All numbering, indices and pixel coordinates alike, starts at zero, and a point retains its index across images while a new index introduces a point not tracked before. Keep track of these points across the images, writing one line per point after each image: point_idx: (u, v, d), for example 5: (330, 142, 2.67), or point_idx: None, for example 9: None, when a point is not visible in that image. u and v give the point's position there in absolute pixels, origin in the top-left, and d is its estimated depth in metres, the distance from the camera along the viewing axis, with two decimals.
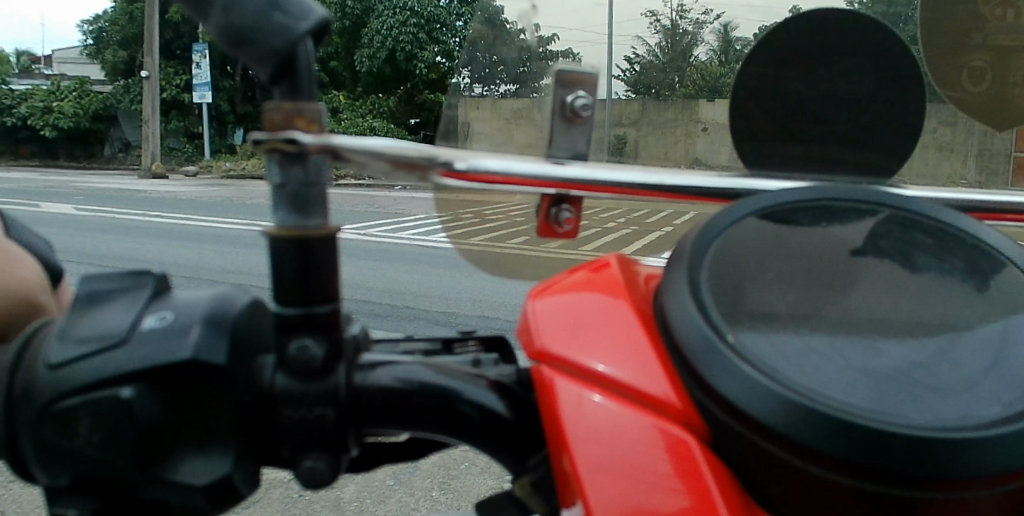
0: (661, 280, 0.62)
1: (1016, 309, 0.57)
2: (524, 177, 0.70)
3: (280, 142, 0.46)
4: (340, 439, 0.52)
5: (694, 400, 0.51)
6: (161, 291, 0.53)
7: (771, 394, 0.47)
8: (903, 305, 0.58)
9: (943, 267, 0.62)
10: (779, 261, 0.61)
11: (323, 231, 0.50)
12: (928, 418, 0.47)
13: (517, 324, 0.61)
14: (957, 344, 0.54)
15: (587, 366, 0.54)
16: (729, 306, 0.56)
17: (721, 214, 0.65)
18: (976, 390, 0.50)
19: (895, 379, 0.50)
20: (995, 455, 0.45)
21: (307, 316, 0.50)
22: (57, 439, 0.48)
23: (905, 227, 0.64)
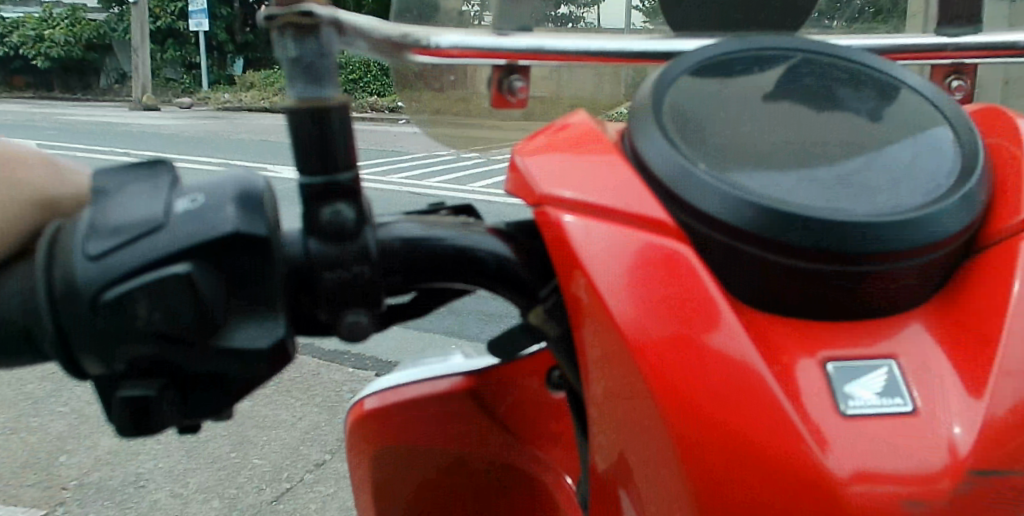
0: (626, 129, 0.69)
1: (917, 122, 0.69)
2: (476, 52, 0.75)
3: (294, 15, 0.50)
4: (375, 294, 0.57)
5: (680, 219, 0.59)
6: (175, 179, 0.54)
7: (745, 204, 0.57)
8: (832, 129, 0.69)
9: (857, 96, 0.73)
10: (725, 103, 0.70)
11: (338, 104, 0.52)
12: (866, 209, 0.58)
13: (506, 181, 0.68)
14: (879, 154, 0.65)
15: (586, 202, 0.60)
16: (694, 143, 0.64)
17: (670, 70, 0.74)
18: (897, 187, 0.62)
19: (836, 184, 0.61)
20: (914, 230, 0.58)
21: (331, 182, 0.53)
22: (114, 324, 0.49)
23: (823, 67, 0.75)
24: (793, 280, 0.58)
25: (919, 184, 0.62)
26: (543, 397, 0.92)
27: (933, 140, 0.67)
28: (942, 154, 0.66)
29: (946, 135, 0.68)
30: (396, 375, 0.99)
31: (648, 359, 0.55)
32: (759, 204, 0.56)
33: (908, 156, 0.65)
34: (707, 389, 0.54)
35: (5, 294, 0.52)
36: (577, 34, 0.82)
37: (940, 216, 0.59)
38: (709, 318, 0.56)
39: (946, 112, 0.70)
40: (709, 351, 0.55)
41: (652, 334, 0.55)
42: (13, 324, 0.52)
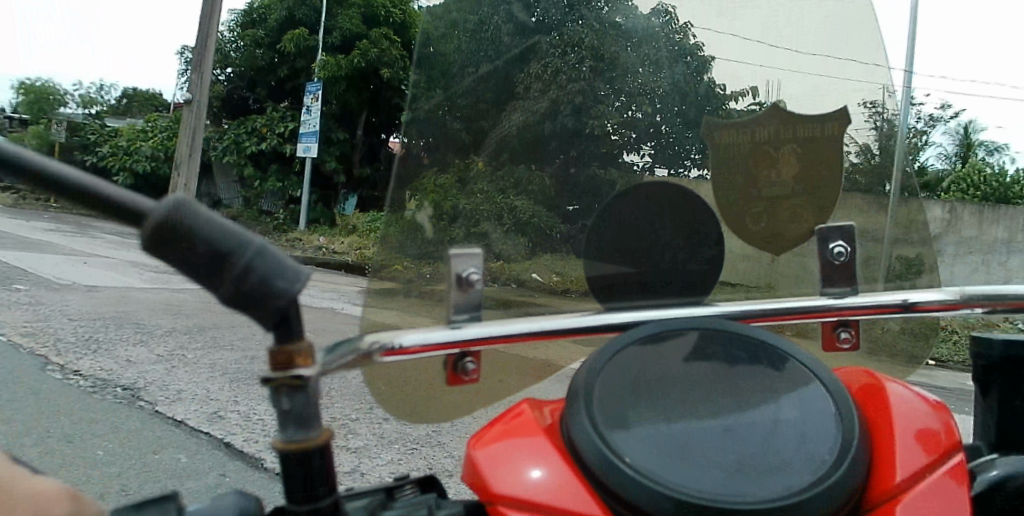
0: (562, 415, 0.82)
1: (801, 390, 0.82)
2: (438, 343, 0.88)
3: (289, 377, 0.63)
4: None
5: (610, 508, 0.71)
6: (181, 509, 0.65)
7: (663, 498, 0.69)
8: (735, 404, 0.81)
9: (755, 369, 0.86)
10: (645, 383, 0.83)
11: (320, 440, 0.64)
12: (765, 493, 0.70)
13: (461, 469, 0.79)
14: (776, 429, 0.77)
15: (532, 495, 0.71)
16: (619, 429, 0.76)
17: (598, 354, 0.86)
18: (791, 464, 0.73)
19: (738, 466, 0.73)
20: (805, 507, 0.70)
21: (315, 507, 0.65)
22: None
23: (726, 343, 0.89)
24: None
25: (810, 460, 0.74)
26: None
27: (818, 408, 0.80)
28: (826, 423, 0.78)
29: (825, 403, 0.80)
30: None
31: None
32: (675, 497, 0.68)
33: (801, 429, 0.77)
34: None
35: None
36: (523, 321, 0.95)
37: (827, 493, 0.71)
38: None
39: (827, 380, 0.84)
40: None
41: None
42: None
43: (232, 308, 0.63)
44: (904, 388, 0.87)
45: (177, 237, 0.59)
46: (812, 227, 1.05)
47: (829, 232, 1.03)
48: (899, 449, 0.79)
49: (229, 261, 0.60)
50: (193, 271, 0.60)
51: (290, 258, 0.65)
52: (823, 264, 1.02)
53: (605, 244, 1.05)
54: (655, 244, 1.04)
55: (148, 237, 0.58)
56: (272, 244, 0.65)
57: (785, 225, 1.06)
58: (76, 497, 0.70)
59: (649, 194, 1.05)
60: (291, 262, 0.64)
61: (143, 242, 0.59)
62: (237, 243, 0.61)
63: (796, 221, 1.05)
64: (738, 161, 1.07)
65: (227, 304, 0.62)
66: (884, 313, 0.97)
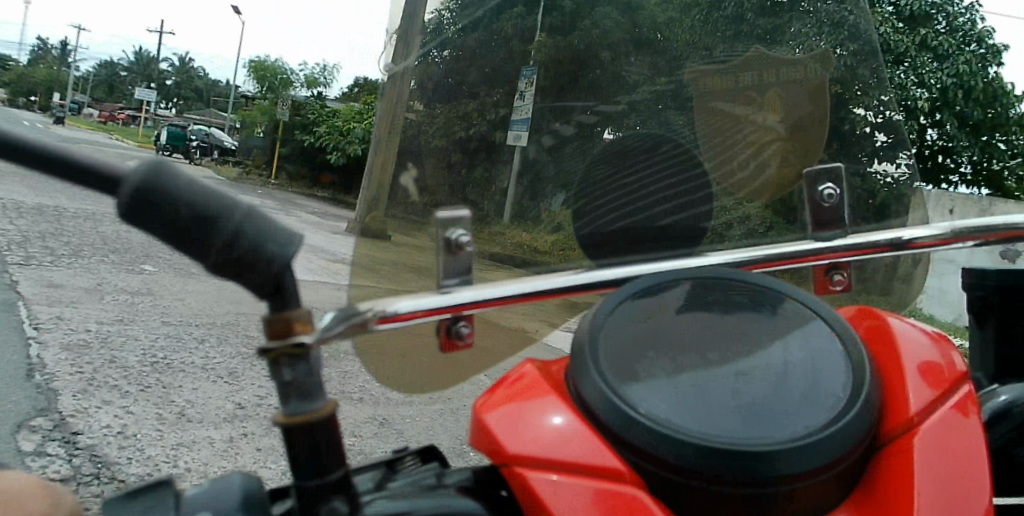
0: (568, 372, 0.79)
1: (807, 331, 0.81)
2: (431, 309, 0.84)
3: (288, 346, 0.58)
4: None
5: (629, 461, 0.69)
6: (179, 496, 0.61)
7: (684, 446, 0.67)
8: (742, 349, 0.79)
9: (757, 314, 0.85)
10: (649, 334, 0.81)
11: (326, 412, 0.60)
12: (785, 434, 0.69)
13: (469, 434, 0.76)
14: (786, 370, 0.76)
15: (548, 455, 0.69)
16: (629, 383, 0.74)
17: (600, 307, 0.83)
18: (806, 404, 0.72)
19: (755, 410, 0.71)
20: (826, 446, 0.69)
21: (325, 482, 0.61)
22: None
23: (727, 289, 0.87)
24: (734, 503, 0.68)
25: (823, 399, 0.73)
26: None
27: (825, 347, 0.79)
28: (835, 360, 0.77)
29: (832, 342, 0.79)
30: None
31: None
32: (697, 444, 0.67)
33: (811, 369, 0.76)
34: None
35: None
36: (517, 280, 0.92)
37: (844, 430, 0.70)
38: None
39: (830, 320, 0.83)
40: None
41: None
42: None
43: (221, 278, 0.58)
44: (905, 324, 0.87)
45: (158, 201, 0.54)
46: (799, 169, 1.05)
47: (816, 176, 1.02)
48: (910, 383, 0.78)
49: (216, 226, 0.56)
50: (175, 241, 0.56)
51: (281, 222, 0.61)
52: (812, 207, 1.00)
53: (593, 200, 1.03)
54: (643, 198, 1.02)
55: (127, 202, 0.54)
56: (261, 206, 0.60)
57: (772, 170, 1.07)
58: (53, 493, 0.64)
59: (635, 146, 1.03)
60: (281, 225, 0.60)
61: (118, 214, 0.55)
62: (222, 208, 0.57)
63: (784, 165, 1.06)
64: (724, 107, 1.07)
65: (215, 274, 0.58)
66: (876, 253, 0.96)
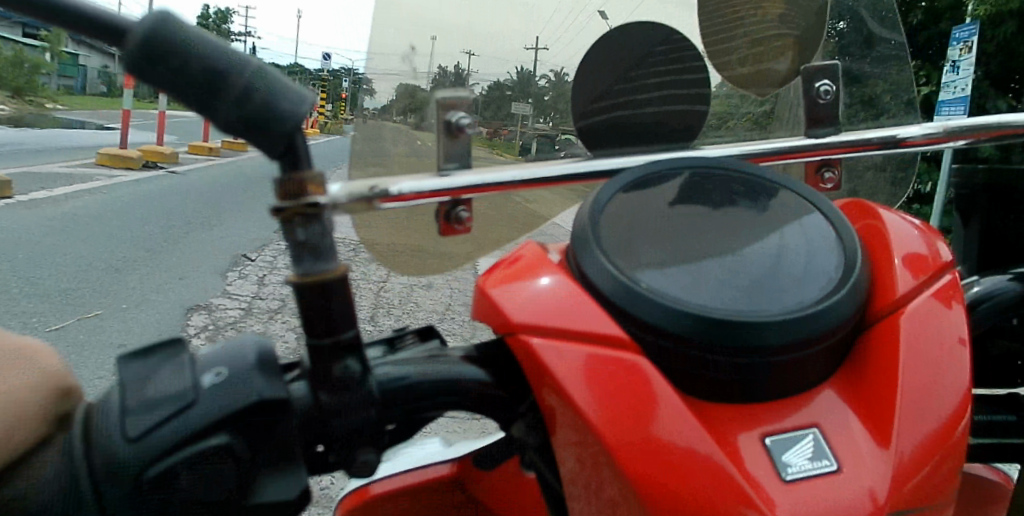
0: (571, 252, 0.80)
1: (803, 220, 0.83)
2: (435, 191, 0.84)
3: (302, 206, 0.58)
4: (381, 432, 0.65)
5: (630, 331, 0.70)
6: (193, 353, 0.62)
7: (683, 316, 0.69)
8: (742, 235, 0.81)
9: (754, 203, 0.86)
10: (650, 220, 0.83)
11: (338, 272, 0.62)
12: (779, 308, 0.71)
13: (474, 308, 0.77)
14: (782, 253, 0.78)
15: (552, 323, 0.70)
16: (630, 261, 0.76)
17: (600, 191, 0.85)
18: (799, 282, 0.75)
19: (752, 288, 0.74)
20: (817, 319, 0.72)
21: (338, 341, 0.62)
22: (157, 499, 0.55)
23: (723, 179, 0.89)
24: (727, 373, 0.71)
25: (815, 278, 0.76)
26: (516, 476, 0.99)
27: (819, 234, 0.81)
28: (828, 246, 0.80)
29: (827, 230, 0.82)
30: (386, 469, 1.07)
31: (623, 457, 0.65)
32: (695, 314, 0.69)
33: (804, 252, 0.78)
34: (678, 479, 0.64)
35: (40, 482, 0.57)
36: (520, 165, 0.92)
37: (834, 306, 0.73)
38: (662, 415, 0.67)
39: (822, 208, 0.85)
40: (669, 442, 0.65)
41: (624, 440, 0.65)
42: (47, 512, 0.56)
43: (233, 136, 0.58)
44: (896, 218, 0.89)
45: (168, 52, 0.53)
46: (796, 65, 1.06)
47: (813, 73, 1.03)
48: (896, 268, 0.81)
49: (228, 81, 0.55)
50: (185, 94, 0.55)
51: (292, 83, 0.60)
52: (807, 104, 1.01)
53: (589, 93, 1.01)
54: (642, 88, 1.01)
55: (134, 50, 0.53)
56: (271, 65, 0.59)
57: (768, 65, 1.07)
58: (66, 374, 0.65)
59: (635, 39, 1.01)
60: (291, 84, 0.59)
61: (126, 63, 0.54)
62: (232, 63, 0.56)
63: (779, 60, 1.07)
64: (723, 0, 1.05)
65: (226, 131, 0.57)
66: (867, 150, 0.98)
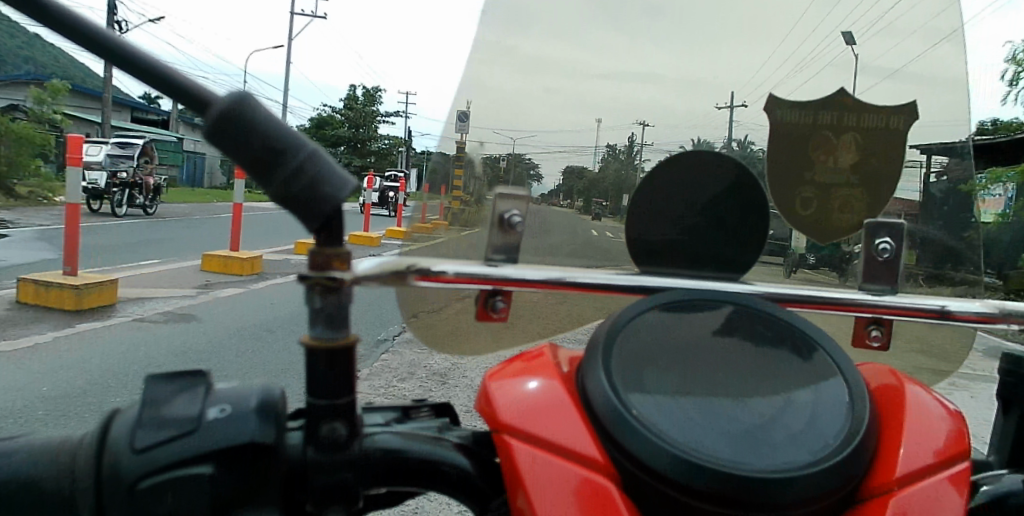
0: (580, 365, 0.84)
1: (821, 380, 0.82)
2: (472, 276, 0.89)
3: (324, 278, 0.66)
4: (353, 495, 0.69)
5: (608, 454, 0.73)
6: (210, 386, 0.70)
7: (661, 452, 0.70)
8: (753, 382, 0.82)
9: (778, 350, 0.86)
10: (667, 346, 0.84)
11: (345, 343, 0.67)
12: (763, 465, 0.71)
13: (476, 401, 0.84)
14: (783, 410, 0.78)
15: (534, 433, 0.76)
16: (630, 385, 0.78)
17: (624, 309, 0.88)
18: (792, 444, 0.74)
19: (741, 437, 0.74)
20: (801, 486, 0.70)
21: (332, 404, 0.68)
22: (144, 509, 0.62)
23: (752, 320, 0.88)
24: None
25: (811, 443, 0.75)
26: None
27: (831, 399, 0.80)
28: (836, 414, 0.78)
29: (841, 396, 0.80)
30: None
31: None
32: (674, 453, 0.70)
33: (808, 415, 0.78)
34: None
35: (56, 470, 0.67)
36: (558, 269, 0.96)
37: (824, 477, 0.72)
38: None
39: (845, 371, 0.84)
40: None
41: None
42: (58, 495, 0.66)
43: (280, 206, 0.67)
44: (924, 393, 0.87)
45: (238, 128, 0.63)
46: (863, 219, 1.01)
47: (875, 227, 0.99)
48: (907, 449, 0.79)
49: (284, 160, 0.64)
50: (246, 164, 0.65)
51: (342, 168, 0.68)
52: (865, 259, 0.98)
53: (641, 206, 1.03)
54: (701, 215, 1.02)
55: (211, 124, 0.63)
56: (326, 151, 0.68)
57: (835, 214, 1.02)
58: None
59: (705, 163, 1.02)
60: (339, 169, 0.67)
61: (205, 131, 0.64)
62: (291, 143, 0.65)
63: (848, 211, 1.02)
64: (797, 143, 1.02)
65: (275, 199, 0.66)
66: (920, 317, 0.93)
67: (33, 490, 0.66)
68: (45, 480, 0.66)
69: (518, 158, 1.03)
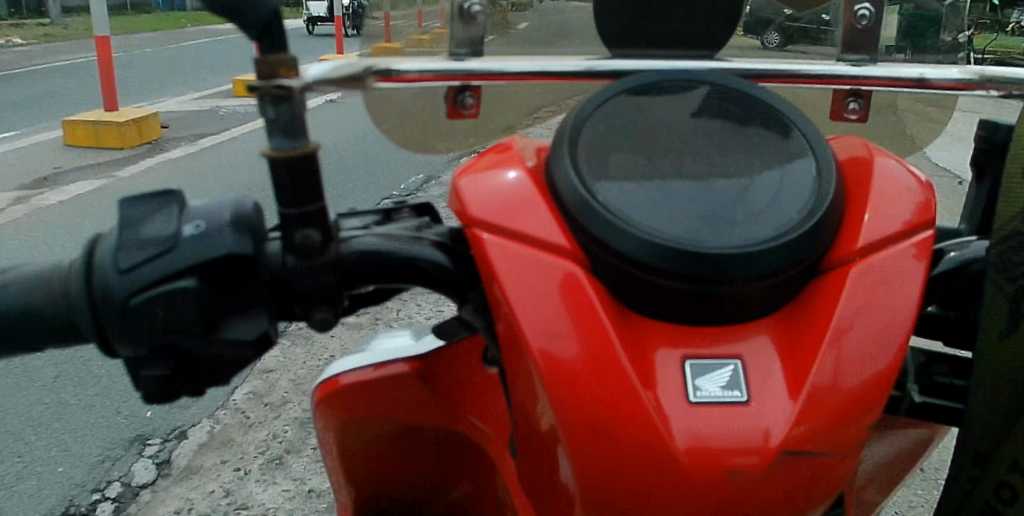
0: (548, 157, 0.84)
1: (790, 158, 0.83)
2: (436, 74, 0.86)
3: (273, 88, 0.63)
4: (337, 295, 0.75)
5: (576, 241, 0.76)
6: (183, 204, 0.70)
7: (626, 235, 0.73)
8: (720, 162, 0.82)
9: (748, 130, 0.86)
10: (635, 133, 0.84)
11: (307, 151, 0.67)
12: (725, 242, 0.73)
13: (448, 201, 0.85)
14: (748, 189, 0.79)
15: (506, 227, 0.78)
16: (597, 175, 0.78)
17: (591, 98, 0.87)
18: (756, 221, 0.76)
19: (706, 217, 0.76)
20: (762, 259, 0.73)
21: (303, 213, 0.69)
22: (139, 322, 0.67)
23: (722, 99, 0.88)
24: (666, 296, 0.74)
25: (775, 219, 0.77)
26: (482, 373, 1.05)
27: (799, 176, 0.81)
28: (802, 190, 0.80)
29: (809, 172, 0.81)
30: (353, 357, 1.15)
31: (545, 356, 0.72)
32: (638, 236, 0.73)
33: (773, 192, 0.79)
34: (594, 379, 0.70)
35: (52, 295, 0.70)
36: (526, 61, 0.92)
37: (785, 250, 0.74)
38: (591, 326, 0.72)
39: (816, 147, 0.84)
40: (616, 362, 0.70)
41: (552, 344, 0.72)
42: (59, 317, 0.70)
43: (214, 14, 0.63)
44: (894, 164, 0.88)
45: None
46: None
47: None
48: (870, 219, 0.81)
49: None
50: None
51: None
52: (844, 28, 0.94)
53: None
54: None
55: None
56: None
57: None
58: None
59: None
60: None
61: None
62: None
63: None
64: None
65: (207, 5, 0.62)
66: (898, 87, 0.90)
67: (35, 314, 0.70)
68: (43, 305, 0.70)
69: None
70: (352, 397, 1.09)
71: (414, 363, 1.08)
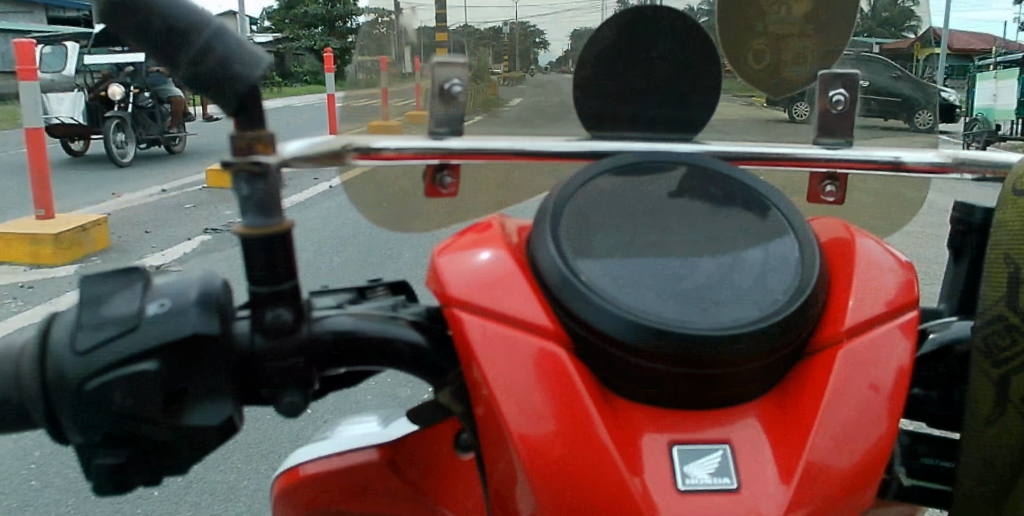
0: (529, 236, 0.83)
1: (772, 239, 0.82)
2: (416, 152, 0.86)
3: (249, 164, 0.62)
4: (308, 377, 0.71)
5: (559, 322, 0.74)
6: (149, 281, 0.67)
7: (610, 316, 0.71)
8: (703, 242, 0.82)
9: (729, 210, 0.85)
10: (618, 212, 0.83)
11: (280, 229, 0.65)
12: (711, 323, 0.72)
13: (427, 279, 0.83)
14: (732, 269, 0.78)
15: (487, 306, 0.76)
16: (580, 254, 0.77)
17: (573, 177, 0.87)
18: (740, 301, 0.75)
19: (691, 297, 0.74)
20: (749, 341, 0.71)
21: (275, 292, 0.67)
22: (94, 406, 0.63)
23: (703, 180, 0.87)
24: (653, 378, 0.72)
25: (760, 299, 0.76)
26: (457, 459, 1.00)
27: (782, 257, 0.80)
28: (785, 271, 0.79)
29: (792, 253, 0.81)
30: (325, 441, 1.09)
31: (527, 441, 0.68)
32: (622, 317, 0.71)
33: (757, 272, 0.78)
34: (579, 467, 0.66)
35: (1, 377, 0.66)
36: (505, 141, 0.93)
37: (771, 331, 0.73)
38: (573, 412, 0.69)
39: (797, 228, 0.84)
40: (598, 445, 0.67)
41: (534, 429, 0.69)
42: (7, 400, 0.65)
43: (192, 90, 0.62)
44: (875, 244, 0.88)
45: (132, 6, 0.57)
46: (815, 71, 0.99)
47: (829, 79, 0.95)
48: (854, 300, 0.81)
49: (188, 40, 0.59)
50: (147, 47, 0.59)
51: (253, 43, 0.63)
52: (819, 112, 0.95)
53: (586, 69, 0.98)
54: (652, 74, 0.98)
55: (101, 4, 0.57)
56: (235, 27, 0.62)
57: (786, 68, 1.00)
58: None
59: (663, 17, 0.96)
60: (250, 46, 0.62)
61: (97, 12, 0.58)
62: (193, 18, 0.59)
63: (799, 64, 0.99)
64: None
65: (184, 83, 0.61)
66: (873, 169, 0.92)
67: None
68: None
69: (523, 26, 1.11)
70: (321, 484, 1.03)
71: (383, 449, 1.01)
